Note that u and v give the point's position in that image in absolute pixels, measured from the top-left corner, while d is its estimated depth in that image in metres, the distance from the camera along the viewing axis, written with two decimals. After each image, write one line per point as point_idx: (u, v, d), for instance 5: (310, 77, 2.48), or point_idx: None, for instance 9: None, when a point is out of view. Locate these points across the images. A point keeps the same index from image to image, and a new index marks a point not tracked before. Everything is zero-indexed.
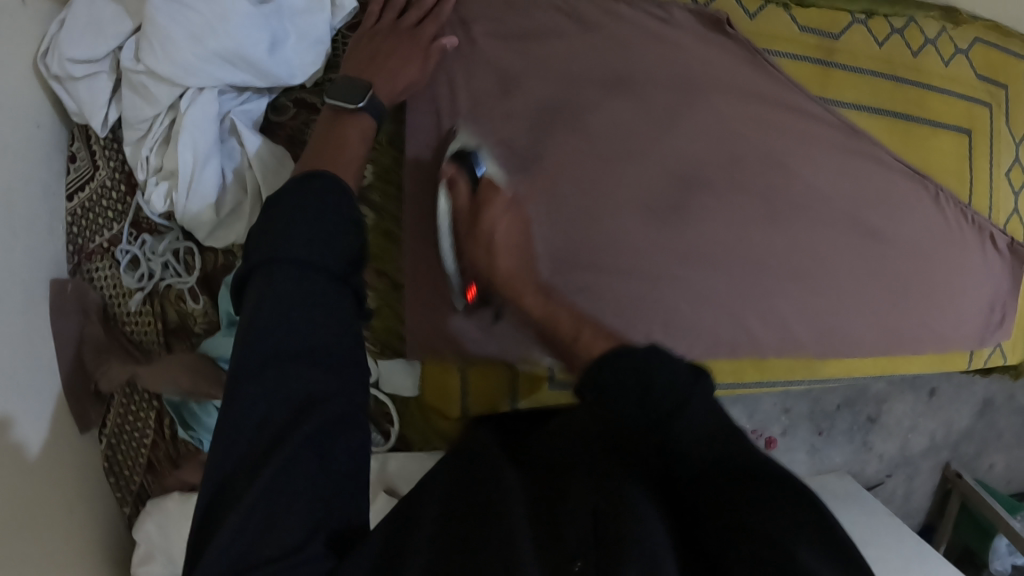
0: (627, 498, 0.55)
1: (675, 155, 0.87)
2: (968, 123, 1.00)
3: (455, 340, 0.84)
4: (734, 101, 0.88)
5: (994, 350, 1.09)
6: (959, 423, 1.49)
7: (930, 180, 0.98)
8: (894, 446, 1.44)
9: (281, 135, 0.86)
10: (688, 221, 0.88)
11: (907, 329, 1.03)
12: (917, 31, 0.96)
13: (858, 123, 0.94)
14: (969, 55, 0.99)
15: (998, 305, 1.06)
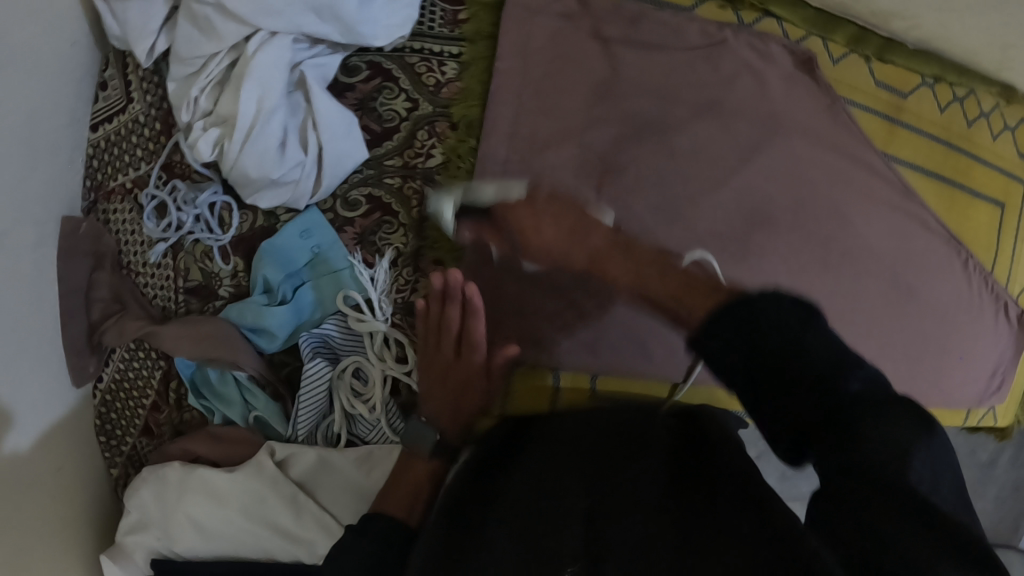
0: (616, 491, 0.58)
1: (751, 185, 0.85)
2: (1003, 197, 1.05)
3: (514, 337, 0.81)
4: (810, 142, 0.88)
5: (987, 412, 1.15)
6: None
7: (963, 247, 1.03)
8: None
9: (351, 98, 0.79)
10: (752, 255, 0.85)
11: (923, 384, 1.06)
12: (975, 103, 1.00)
13: (911, 183, 0.97)
14: (1015, 133, 1.04)
15: (999, 372, 1.12)
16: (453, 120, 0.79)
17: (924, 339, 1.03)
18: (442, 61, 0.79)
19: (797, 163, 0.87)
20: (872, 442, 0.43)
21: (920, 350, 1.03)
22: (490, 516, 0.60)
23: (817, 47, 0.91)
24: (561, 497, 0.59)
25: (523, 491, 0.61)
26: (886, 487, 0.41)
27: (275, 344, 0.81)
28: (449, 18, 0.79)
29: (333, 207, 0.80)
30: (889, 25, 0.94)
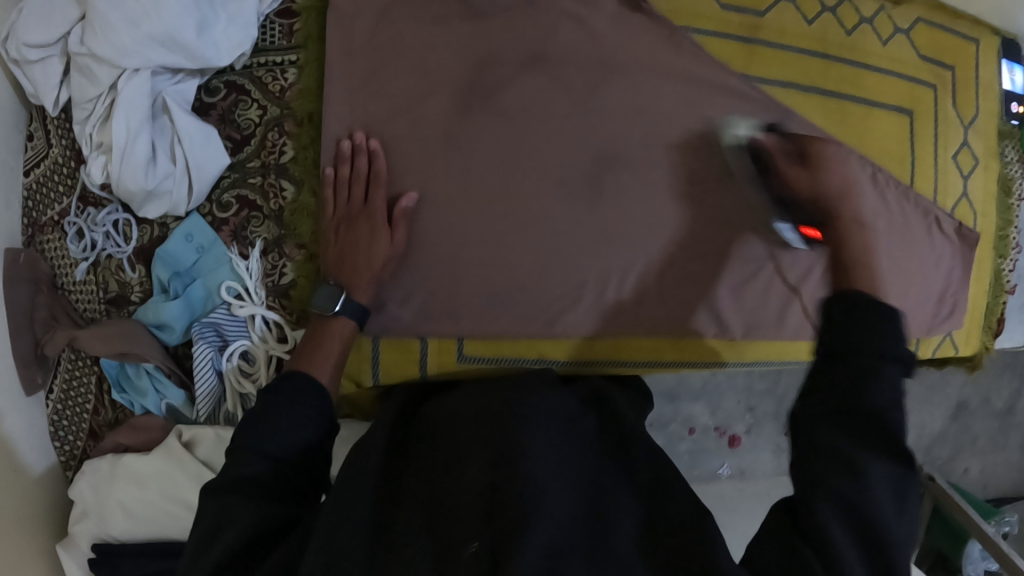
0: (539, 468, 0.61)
1: (586, 131, 0.87)
2: (909, 103, 0.98)
3: (391, 324, 0.86)
4: (650, 78, 0.87)
5: (944, 340, 1.05)
6: (928, 426, 1.70)
7: (868, 162, 0.94)
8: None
9: (214, 115, 0.90)
10: (608, 198, 0.87)
11: None
12: (852, 9, 0.95)
13: (787, 103, 0.91)
14: (909, 36, 0.98)
15: (947, 295, 1.02)
16: (295, 117, 0.88)
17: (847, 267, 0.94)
18: (284, 71, 0.90)
19: (639, 101, 0.87)
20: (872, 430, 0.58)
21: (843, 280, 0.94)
22: (402, 496, 0.65)
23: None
24: (464, 470, 0.63)
25: (432, 475, 0.66)
26: (854, 490, 0.56)
27: (175, 339, 0.90)
28: (286, 31, 0.90)
29: (210, 210, 0.89)
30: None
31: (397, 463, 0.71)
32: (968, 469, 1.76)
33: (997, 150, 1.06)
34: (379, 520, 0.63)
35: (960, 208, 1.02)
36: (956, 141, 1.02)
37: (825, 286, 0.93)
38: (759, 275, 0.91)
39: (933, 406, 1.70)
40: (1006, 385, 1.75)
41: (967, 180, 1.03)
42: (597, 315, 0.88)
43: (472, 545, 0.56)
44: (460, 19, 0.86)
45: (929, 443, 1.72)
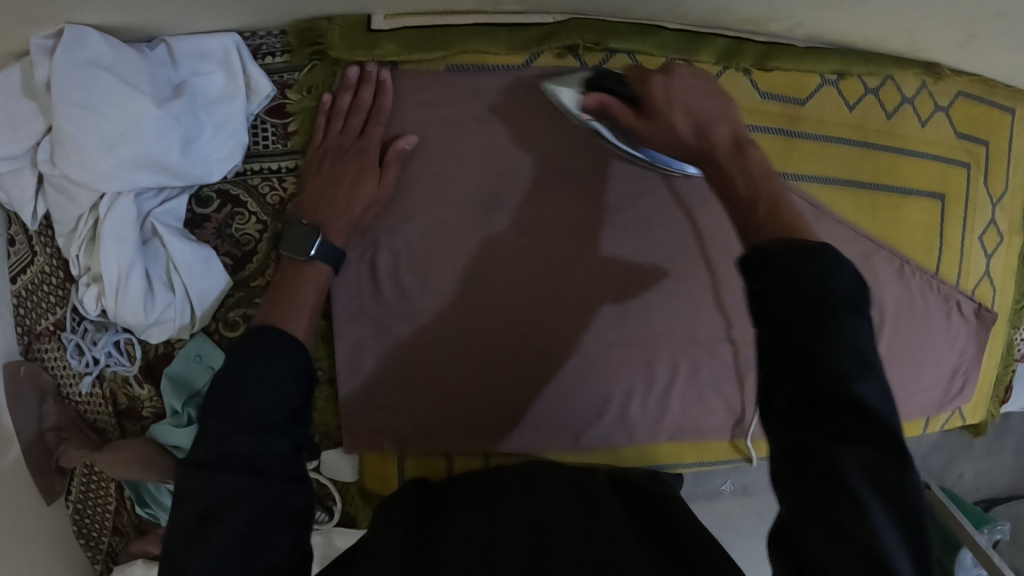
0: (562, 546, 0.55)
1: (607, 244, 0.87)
2: (941, 187, 0.93)
3: (418, 439, 0.89)
4: (675, 185, 0.87)
5: (953, 414, 1.07)
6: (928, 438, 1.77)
7: (895, 253, 0.92)
8: None
9: (209, 229, 0.84)
10: (631, 309, 0.88)
11: None
12: (894, 90, 0.89)
13: (818, 200, 0.88)
14: (950, 115, 0.92)
15: (959, 373, 1.04)
16: None
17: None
18: (281, 179, 0.84)
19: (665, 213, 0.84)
20: (858, 505, 0.44)
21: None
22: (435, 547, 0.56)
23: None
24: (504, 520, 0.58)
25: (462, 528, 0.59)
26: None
27: (196, 457, 0.89)
28: (280, 133, 0.84)
29: (216, 329, 0.86)
30: (764, 31, 0.85)
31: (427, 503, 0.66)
32: (962, 474, 1.82)
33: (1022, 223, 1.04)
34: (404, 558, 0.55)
35: (980, 287, 1.02)
36: (983, 221, 0.99)
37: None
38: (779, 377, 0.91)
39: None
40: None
41: (988, 258, 1.02)
42: (620, 422, 0.90)
43: None
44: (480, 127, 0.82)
45: (926, 454, 1.79)
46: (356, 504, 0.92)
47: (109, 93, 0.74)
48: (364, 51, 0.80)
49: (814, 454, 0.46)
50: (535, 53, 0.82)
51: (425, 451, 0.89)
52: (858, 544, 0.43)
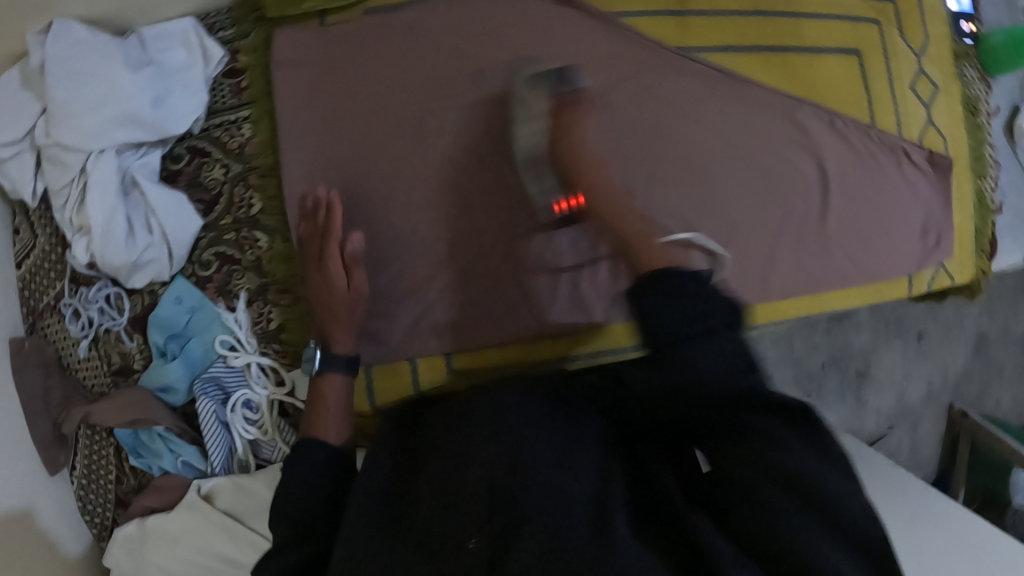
0: (544, 471, 0.57)
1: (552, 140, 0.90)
2: (855, 43, 0.97)
3: (388, 350, 0.90)
4: (593, 73, 0.90)
5: (937, 272, 1.07)
6: (953, 364, 1.73)
7: (822, 108, 0.94)
8: (889, 399, 1.76)
9: (182, 181, 0.93)
10: None
11: (837, 269, 0.97)
12: None
13: (730, 69, 0.92)
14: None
15: (931, 227, 1.03)
16: (259, 170, 0.90)
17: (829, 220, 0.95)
18: (238, 127, 0.91)
19: (593, 100, 0.90)
20: (772, 444, 0.57)
21: (823, 231, 0.95)
22: (420, 508, 0.57)
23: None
24: (471, 464, 0.57)
25: (457, 474, 0.57)
26: (793, 486, 0.54)
27: (183, 399, 0.91)
28: (235, 89, 0.93)
29: (193, 271, 0.91)
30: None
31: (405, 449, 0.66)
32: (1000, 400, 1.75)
33: (955, 72, 1.07)
34: (391, 515, 0.58)
35: (928, 135, 1.04)
36: (909, 73, 1.02)
37: (806, 244, 0.95)
38: (742, 247, 0.92)
39: (952, 344, 1.73)
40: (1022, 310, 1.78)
41: (928, 107, 1.04)
42: (583, 309, 0.92)
43: (472, 541, 0.52)
44: (400, 46, 0.89)
45: (955, 382, 1.75)
46: None
47: (91, 65, 0.87)
48: (293, 7, 0.89)
49: (710, 420, 0.61)
50: None
51: (392, 361, 0.90)
52: (792, 470, 0.55)
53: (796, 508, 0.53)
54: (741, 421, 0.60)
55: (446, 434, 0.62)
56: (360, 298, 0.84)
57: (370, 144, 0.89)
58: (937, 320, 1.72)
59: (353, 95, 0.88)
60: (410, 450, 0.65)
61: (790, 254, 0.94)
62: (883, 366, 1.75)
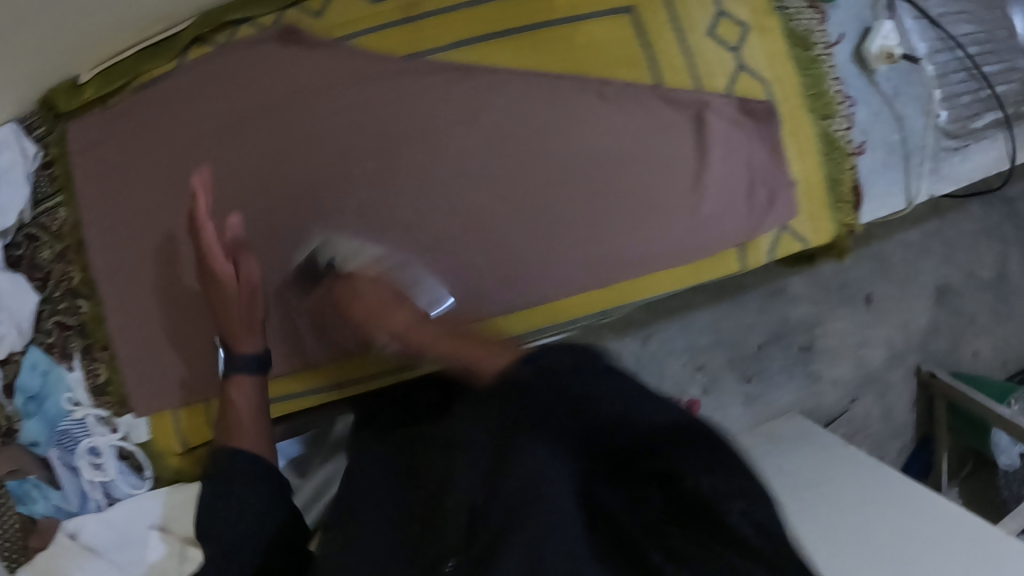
0: (535, 514, 0.52)
1: (328, 163, 0.92)
2: (624, 1, 0.91)
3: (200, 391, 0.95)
4: (339, 97, 0.90)
5: (781, 234, 0.97)
6: (914, 320, 1.60)
7: (586, 78, 0.89)
8: (845, 368, 1.60)
9: (22, 264, 1.00)
10: (332, 219, 0.91)
11: (630, 253, 0.93)
12: None
13: (469, 61, 0.89)
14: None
15: (759, 184, 0.93)
16: (73, 245, 0.98)
17: (626, 202, 0.91)
18: (57, 210, 0.98)
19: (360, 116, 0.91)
20: (708, 506, 0.53)
21: (623, 208, 0.91)
22: (434, 506, 0.63)
23: (293, 18, 0.91)
24: (455, 485, 0.59)
25: (460, 490, 0.58)
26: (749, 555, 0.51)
27: (44, 456, 0.99)
28: (48, 174, 0.99)
29: (41, 341, 1.00)
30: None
31: (415, 467, 0.73)
32: (978, 351, 1.63)
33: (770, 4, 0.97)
34: (405, 492, 0.71)
35: (741, 81, 0.94)
36: (705, 17, 0.94)
37: (602, 231, 0.92)
38: (541, 241, 0.92)
39: (909, 299, 1.60)
40: (989, 252, 1.63)
41: (738, 52, 0.95)
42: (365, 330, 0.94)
43: (449, 565, 0.56)
44: (162, 107, 0.93)
45: (920, 340, 1.61)
46: (159, 464, 0.98)
47: None
48: (75, 101, 0.95)
49: (659, 474, 0.55)
50: (185, 53, 0.92)
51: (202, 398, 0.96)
52: (714, 524, 0.52)
53: (731, 555, 0.52)
54: (677, 476, 0.54)
55: (431, 450, 0.70)
56: (207, 340, 0.95)
57: (154, 203, 0.94)
58: (885, 279, 1.59)
59: (131, 160, 0.94)
60: (414, 458, 0.75)
61: (596, 240, 0.92)
62: (830, 334, 1.60)
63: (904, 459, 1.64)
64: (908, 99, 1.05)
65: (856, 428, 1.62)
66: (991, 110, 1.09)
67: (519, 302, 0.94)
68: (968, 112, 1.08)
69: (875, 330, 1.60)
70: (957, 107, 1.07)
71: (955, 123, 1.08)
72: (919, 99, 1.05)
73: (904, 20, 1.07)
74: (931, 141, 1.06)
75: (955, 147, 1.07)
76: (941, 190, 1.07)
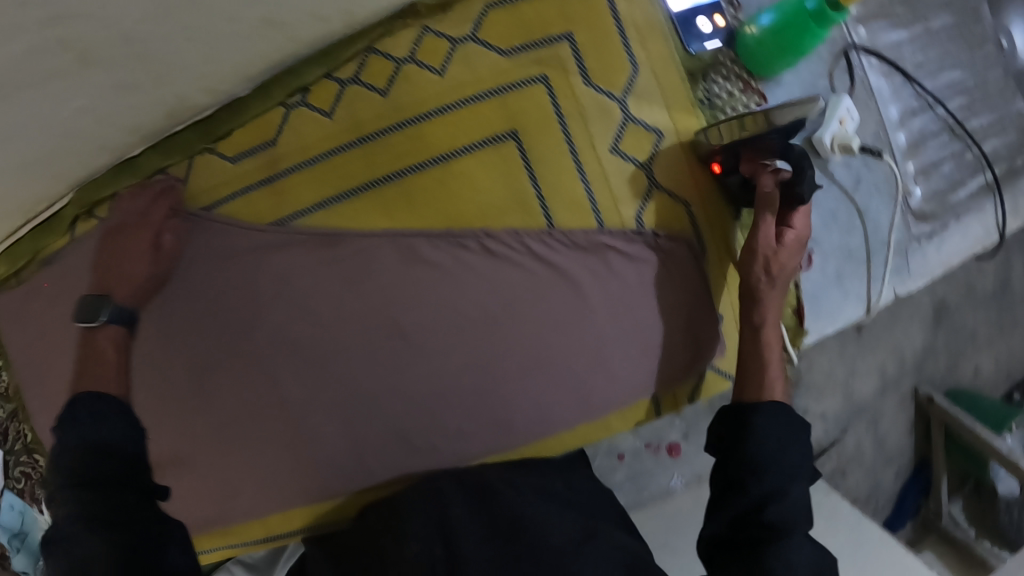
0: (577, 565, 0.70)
1: (210, 331, 0.87)
2: (507, 125, 0.83)
3: None
4: (219, 264, 0.86)
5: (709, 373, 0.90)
6: (909, 346, 1.43)
7: (463, 232, 0.83)
8: (834, 402, 1.39)
9: None
10: (215, 390, 0.88)
11: (520, 415, 0.86)
12: (382, 61, 0.84)
13: (334, 225, 0.85)
14: (469, 43, 0.84)
15: (681, 318, 0.86)
16: (20, 407, 1.04)
17: (529, 354, 0.84)
18: (1, 374, 1.04)
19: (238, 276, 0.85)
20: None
21: (517, 362, 0.84)
22: (429, 555, 0.73)
23: (163, 185, 0.87)
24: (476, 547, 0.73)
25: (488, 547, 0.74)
26: None
27: None
28: None
29: (15, 487, 1.10)
30: (222, 91, 0.84)
31: (442, 511, 0.78)
32: (979, 366, 1.55)
33: (686, 96, 0.87)
34: (404, 559, 0.73)
35: (653, 200, 0.85)
36: (609, 131, 0.84)
37: (502, 380, 0.85)
38: (442, 398, 0.86)
39: (903, 323, 1.43)
40: (987, 263, 1.51)
41: (646, 165, 0.85)
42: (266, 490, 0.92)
43: None
44: (57, 276, 0.92)
45: (918, 363, 1.46)
46: None
47: None
48: None
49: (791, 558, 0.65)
50: (74, 227, 0.91)
51: None
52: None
53: None
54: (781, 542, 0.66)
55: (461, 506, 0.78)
56: None
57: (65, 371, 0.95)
58: (876, 310, 1.40)
59: (45, 329, 0.96)
60: (461, 503, 0.79)
61: (497, 387, 0.85)
62: (816, 368, 1.38)
63: (900, 484, 1.53)
64: (871, 191, 0.90)
65: (848, 459, 1.46)
66: (977, 173, 0.96)
67: (416, 457, 0.88)
68: (949, 182, 0.95)
69: (866, 358, 1.42)
70: (936, 177, 0.94)
71: (932, 199, 0.94)
72: (882, 185, 0.90)
73: (869, 88, 0.92)
74: (901, 232, 0.92)
75: (927, 233, 0.94)
76: (907, 288, 0.93)
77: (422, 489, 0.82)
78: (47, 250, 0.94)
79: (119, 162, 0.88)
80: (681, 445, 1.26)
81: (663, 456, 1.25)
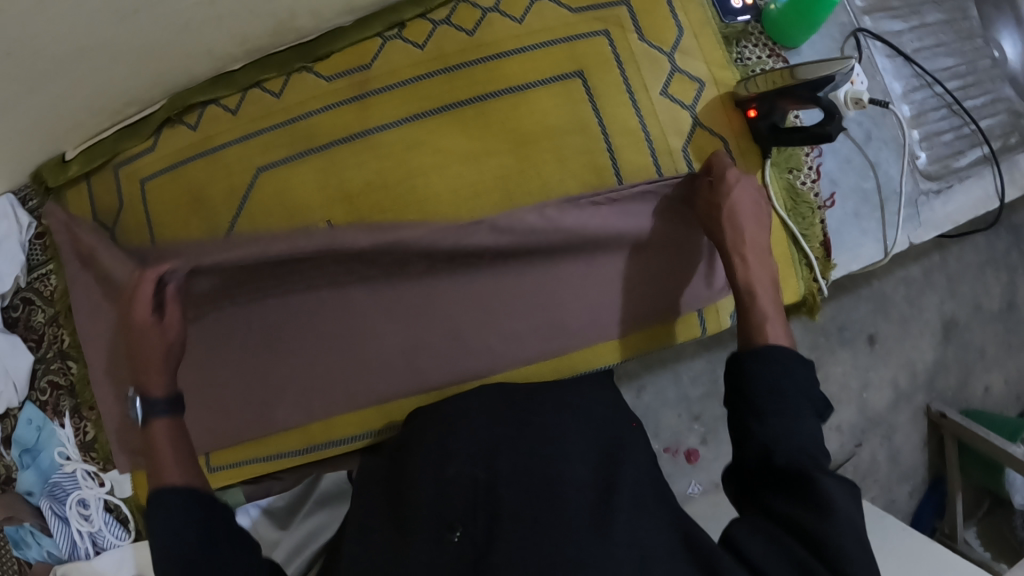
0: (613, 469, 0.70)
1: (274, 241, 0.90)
2: (573, 66, 0.93)
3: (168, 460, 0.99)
4: (292, 175, 0.91)
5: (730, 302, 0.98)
6: (921, 360, 1.48)
7: (532, 152, 0.91)
8: (848, 414, 1.44)
9: (19, 325, 1.08)
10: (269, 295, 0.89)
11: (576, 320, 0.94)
12: (469, 8, 0.95)
13: (416, 137, 0.91)
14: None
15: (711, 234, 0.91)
16: (61, 310, 1.05)
17: (580, 263, 0.92)
18: (48, 277, 1.06)
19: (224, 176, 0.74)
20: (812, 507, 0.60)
21: (568, 273, 0.92)
22: (452, 467, 0.73)
23: (255, 96, 0.94)
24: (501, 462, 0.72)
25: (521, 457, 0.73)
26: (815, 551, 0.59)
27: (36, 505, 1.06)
28: (42, 245, 1.07)
29: (36, 397, 1.07)
30: (323, 16, 0.94)
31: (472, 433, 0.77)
32: (989, 386, 1.54)
33: (727, 56, 0.99)
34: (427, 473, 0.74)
35: (696, 137, 0.95)
36: (660, 78, 0.95)
37: (556, 289, 0.92)
38: (497, 310, 0.92)
39: (914, 337, 1.49)
40: (994, 283, 1.54)
41: (692, 109, 0.95)
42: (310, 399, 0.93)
43: (454, 531, 0.66)
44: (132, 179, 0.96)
45: (929, 378, 1.50)
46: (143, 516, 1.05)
47: None
48: (58, 176, 1.00)
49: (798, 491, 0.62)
50: (158, 132, 0.96)
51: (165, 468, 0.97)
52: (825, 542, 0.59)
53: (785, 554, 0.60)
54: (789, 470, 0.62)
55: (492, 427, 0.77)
56: None
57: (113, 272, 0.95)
58: (887, 320, 1.46)
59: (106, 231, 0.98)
60: (497, 427, 0.77)
61: (552, 297, 0.92)
62: (832, 380, 1.44)
63: (916, 502, 1.50)
64: (880, 144, 1.01)
65: (864, 473, 1.46)
66: (977, 145, 1.09)
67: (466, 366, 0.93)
68: (951, 150, 1.07)
69: (879, 371, 1.47)
70: (939, 144, 1.07)
71: (937, 162, 1.06)
72: (890, 142, 1.02)
73: (873, 65, 1.05)
74: (911, 187, 1.03)
75: (935, 188, 1.05)
76: (920, 236, 1.03)
77: (454, 413, 0.81)
78: (124, 152, 0.98)
79: (214, 75, 0.95)
80: (698, 452, 1.28)
81: (679, 461, 1.28)
